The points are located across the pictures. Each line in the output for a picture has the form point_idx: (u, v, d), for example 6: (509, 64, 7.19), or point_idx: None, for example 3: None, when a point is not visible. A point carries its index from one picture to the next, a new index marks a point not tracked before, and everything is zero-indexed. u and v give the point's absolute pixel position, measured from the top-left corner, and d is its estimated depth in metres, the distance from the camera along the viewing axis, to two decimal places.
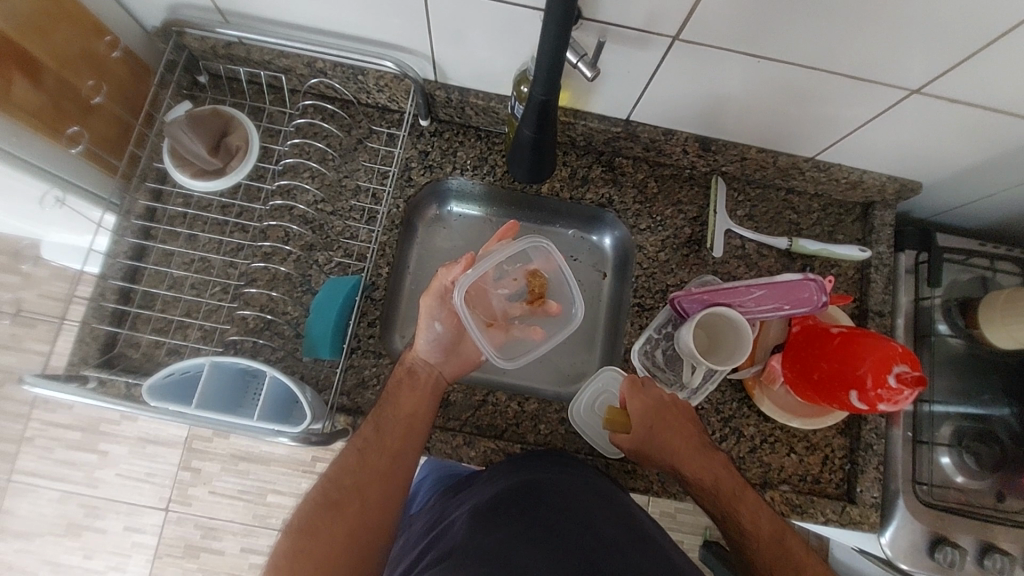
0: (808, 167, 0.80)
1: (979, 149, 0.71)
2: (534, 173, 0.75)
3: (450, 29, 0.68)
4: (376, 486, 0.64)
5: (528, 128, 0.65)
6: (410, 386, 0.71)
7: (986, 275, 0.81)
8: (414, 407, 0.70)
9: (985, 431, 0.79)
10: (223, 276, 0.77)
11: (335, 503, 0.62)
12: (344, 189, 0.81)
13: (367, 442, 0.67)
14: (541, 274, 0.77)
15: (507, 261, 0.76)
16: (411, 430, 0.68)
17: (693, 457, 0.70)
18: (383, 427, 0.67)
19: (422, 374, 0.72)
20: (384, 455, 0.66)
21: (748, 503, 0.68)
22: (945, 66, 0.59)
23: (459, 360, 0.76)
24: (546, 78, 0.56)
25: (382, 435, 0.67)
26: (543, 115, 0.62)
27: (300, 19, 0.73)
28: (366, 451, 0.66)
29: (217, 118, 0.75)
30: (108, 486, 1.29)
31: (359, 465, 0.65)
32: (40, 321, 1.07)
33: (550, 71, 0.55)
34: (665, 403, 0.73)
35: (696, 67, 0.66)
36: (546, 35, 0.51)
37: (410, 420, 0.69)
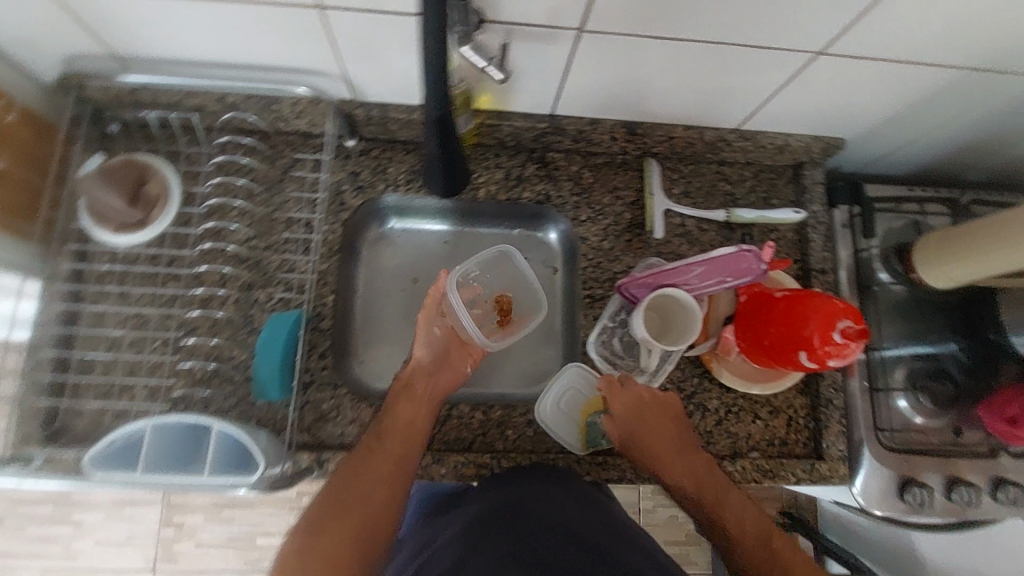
0: (734, 139, 0.81)
1: (891, 100, 0.72)
2: (449, 186, 0.73)
3: (358, 48, 0.66)
4: (381, 490, 0.61)
5: (432, 141, 0.62)
6: (411, 393, 0.69)
7: (917, 220, 0.84)
8: (413, 419, 0.67)
9: (936, 369, 0.82)
10: (162, 329, 0.74)
11: (337, 510, 0.59)
12: (276, 222, 0.79)
13: (370, 445, 0.64)
14: (507, 296, 0.84)
15: (483, 279, 0.83)
16: (415, 435, 0.66)
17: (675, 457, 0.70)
18: (385, 432, 0.65)
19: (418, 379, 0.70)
20: (389, 456, 0.63)
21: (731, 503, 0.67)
22: (845, 24, 0.60)
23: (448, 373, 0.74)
24: (436, 95, 0.53)
25: (386, 438, 0.65)
26: (444, 132, 0.61)
27: (202, 55, 0.70)
28: (370, 453, 0.63)
29: (131, 168, 0.73)
30: (88, 557, 1.25)
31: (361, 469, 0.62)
32: None
33: (441, 89, 0.52)
34: (646, 401, 0.72)
35: (608, 55, 0.66)
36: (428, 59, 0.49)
37: (412, 425, 0.67)
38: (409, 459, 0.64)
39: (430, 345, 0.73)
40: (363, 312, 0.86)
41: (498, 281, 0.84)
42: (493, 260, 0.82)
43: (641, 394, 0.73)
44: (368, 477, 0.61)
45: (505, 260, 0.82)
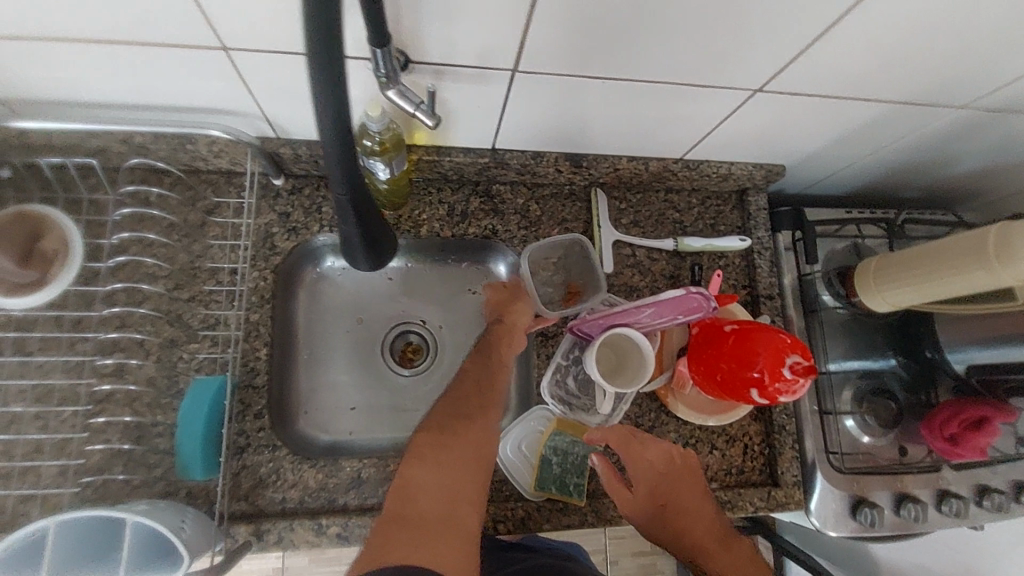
0: (678, 168, 0.80)
1: (829, 130, 0.73)
2: (378, 260, 0.67)
3: (276, 89, 0.61)
4: (468, 461, 0.60)
5: (349, 223, 0.58)
6: (483, 376, 0.70)
7: (858, 242, 0.85)
8: (506, 355, 0.73)
9: (880, 386, 0.83)
10: (70, 399, 0.67)
11: (434, 474, 0.58)
12: (199, 272, 0.73)
13: (456, 419, 0.63)
14: (576, 283, 0.81)
15: (557, 263, 0.81)
16: (495, 411, 0.68)
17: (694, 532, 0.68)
18: (469, 412, 0.65)
19: (496, 347, 0.73)
20: (477, 429, 0.64)
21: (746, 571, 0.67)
22: (782, 64, 0.59)
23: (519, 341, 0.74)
24: (343, 164, 0.47)
25: (473, 416, 0.65)
26: (359, 211, 0.56)
27: (97, 98, 0.63)
28: (462, 424, 0.63)
29: (26, 223, 0.65)
30: None
31: (448, 442, 0.61)
32: None
33: (346, 166, 0.48)
34: (674, 465, 0.71)
35: (545, 95, 0.63)
36: (325, 132, 0.43)
37: (494, 409, 0.68)
38: (492, 440, 0.64)
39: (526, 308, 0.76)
40: (303, 361, 0.80)
41: (574, 267, 0.81)
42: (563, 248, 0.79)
43: (662, 460, 0.71)
44: (460, 448, 0.61)
45: (575, 246, 0.79)
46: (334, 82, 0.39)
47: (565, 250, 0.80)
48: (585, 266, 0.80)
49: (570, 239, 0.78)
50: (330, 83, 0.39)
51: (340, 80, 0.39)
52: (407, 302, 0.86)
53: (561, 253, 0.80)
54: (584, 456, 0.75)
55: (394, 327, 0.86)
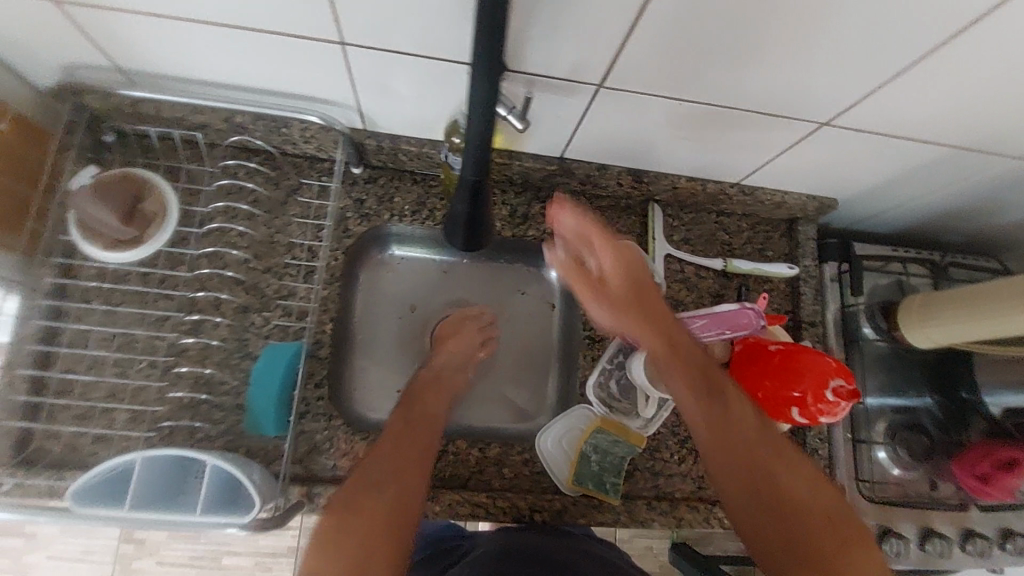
0: (735, 193, 0.84)
1: (886, 168, 0.76)
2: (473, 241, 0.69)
3: (376, 84, 0.65)
4: (381, 526, 0.61)
5: (461, 202, 0.62)
6: (404, 436, 0.67)
7: (901, 279, 0.87)
8: (434, 407, 0.72)
9: (913, 421, 0.84)
10: (149, 350, 0.72)
11: (342, 538, 0.59)
12: (277, 245, 0.77)
13: (368, 486, 0.62)
14: None
15: None
16: (422, 463, 0.67)
17: (717, 417, 0.63)
18: (388, 474, 0.64)
19: (420, 406, 0.72)
20: (394, 490, 0.63)
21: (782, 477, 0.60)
22: (853, 99, 0.63)
23: (452, 385, 0.77)
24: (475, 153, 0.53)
25: (389, 479, 0.63)
26: (476, 194, 0.60)
27: (211, 77, 0.68)
28: (382, 482, 0.63)
29: (128, 184, 0.70)
30: (41, 571, 1.25)
31: (361, 504, 0.61)
32: None
33: (483, 152, 0.53)
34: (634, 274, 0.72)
35: (622, 111, 0.68)
36: (475, 122, 0.49)
37: (421, 461, 0.67)
38: (412, 496, 0.64)
39: (461, 348, 0.80)
40: (357, 340, 0.85)
41: None
42: None
43: (680, 329, 0.68)
44: (371, 510, 0.61)
45: None
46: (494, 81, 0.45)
47: None
48: None
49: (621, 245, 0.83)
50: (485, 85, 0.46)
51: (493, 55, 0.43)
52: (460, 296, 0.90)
53: None
54: (623, 457, 0.78)
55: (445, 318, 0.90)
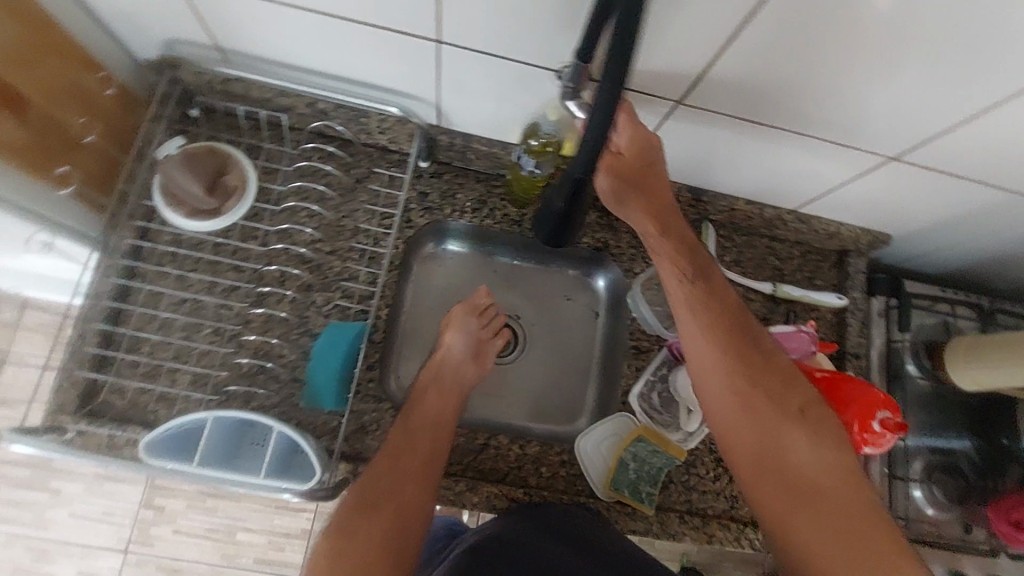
0: (791, 220, 0.86)
1: (947, 209, 0.77)
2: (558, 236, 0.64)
3: (464, 84, 0.69)
4: (390, 532, 0.62)
5: (558, 199, 0.59)
6: (398, 460, 0.66)
7: (948, 320, 0.88)
8: (440, 409, 0.72)
9: (953, 463, 0.84)
10: (216, 317, 0.74)
11: (349, 545, 0.60)
12: (343, 229, 0.80)
13: (364, 510, 0.62)
14: None
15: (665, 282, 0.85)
16: (430, 466, 0.67)
17: (743, 376, 0.64)
18: (383, 497, 0.63)
19: (420, 427, 0.69)
20: (402, 499, 0.64)
21: (801, 443, 0.62)
22: (925, 137, 0.65)
23: (455, 378, 0.76)
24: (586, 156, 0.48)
25: (385, 505, 0.63)
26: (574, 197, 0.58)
27: (305, 63, 0.71)
28: (389, 490, 0.64)
29: (213, 157, 0.73)
30: (59, 528, 1.16)
31: (370, 511, 0.62)
32: (36, 332, 1.09)
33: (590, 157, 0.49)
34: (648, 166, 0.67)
35: (695, 130, 0.72)
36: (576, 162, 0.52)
37: (430, 465, 0.67)
38: (421, 500, 0.65)
39: (459, 340, 0.78)
40: (409, 329, 0.87)
41: None
42: None
43: (700, 259, 0.69)
44: (378, 518, 0.62)
45: None
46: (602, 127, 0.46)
47: None
48: None
49: None
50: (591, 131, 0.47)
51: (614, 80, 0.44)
52: (510, 295, 0.90)
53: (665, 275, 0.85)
54: (659, 468, 0.79)
55: None
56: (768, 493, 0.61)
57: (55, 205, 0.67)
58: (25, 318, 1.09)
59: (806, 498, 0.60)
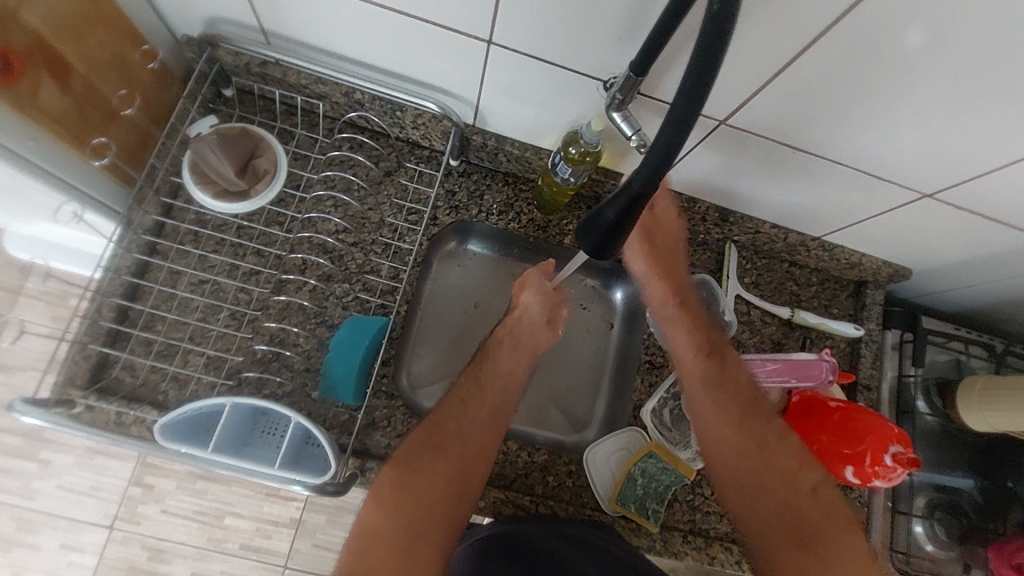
0: (814, 246, 0.86)
1: (972, 249, 0.78)
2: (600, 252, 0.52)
3: (505, 86, 0.69)
4: (457, 473, 0.65)
5: (615, 207, 0.49)
6: (461, 416, 0.67)
7: (960, 358, 0.89)
8: (513, 366, 0.74)
9: (955, 501, 0.85)
10: (234, 301, 0.74)
11: (417, 483, 0.63)
12: (368, 221, 0.79)
13: (427, 454, 0.65)
14: None
15: None
16: (495, 416, 0.69)
17: (745, 437, 0.70)
18: (450, 441, 0.66)
19: (489, 386, 0.71)
20: (468, 444, 0.66)
21: (804, 498, 0.66)
22: (961, 178, 0.66)
23: (530, 340, 0.75)
24: (655, 162, 0.44)
25: (445, 456, 0.65)
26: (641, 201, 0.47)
27: (347, 53, 0.70)
28: (455, 435, 0.66)
29: (245, 139, 0.73)
30: (47, 499, 1.14)
31: (439, 450, 0.65)
32: (42, 301, 1.08)
33: (662, 163, 0.44)
34: (662, 230, 0.76)
35: (734, 150, 0.72)
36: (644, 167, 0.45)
37: (499, 413, 0.70)
38: (486, 448, 0.67)
39: (537, 302, 0.76)
40: (423, 325, 0.84)
41: None
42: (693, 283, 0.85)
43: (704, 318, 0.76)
44: (442, 467, 0.64)
45: (700, 286, 0.85)
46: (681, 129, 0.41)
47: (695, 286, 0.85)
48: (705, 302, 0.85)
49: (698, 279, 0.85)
50: (668, 130, 0.42)
51: (698, 88, 0.40)
52: None
53: None
54: (667, 486, 0.79)
55: None
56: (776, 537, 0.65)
57: (89, 176, 0.67)
58: (29, 285, 1.09)
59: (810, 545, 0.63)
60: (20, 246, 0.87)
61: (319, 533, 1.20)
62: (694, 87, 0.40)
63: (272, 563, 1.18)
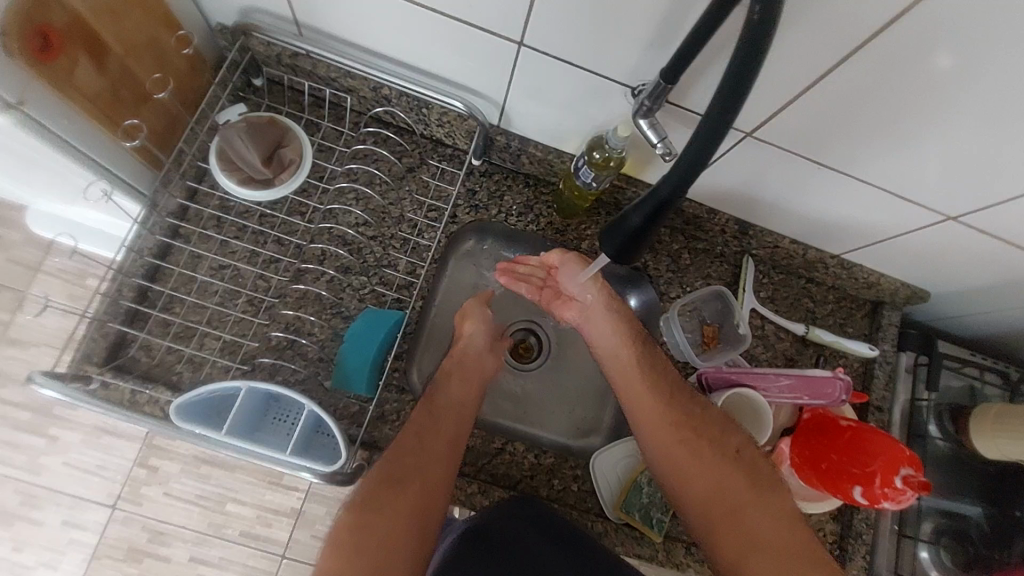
0: (832, 264, 0.86)
1: (992, 275, 0.77)
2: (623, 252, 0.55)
3: (532, 88, 0.69)
4: (419, 500, 0.65)
5: (640, 213, 0.51)
6: (424, 438, 0.68)
7: (975, 384, 0.88)
8: (466, 395, 0.74)
9: (964, 529, 0.84)
10: (252, 288, 0.74)
11: (377, 515, 0.64)
12: (388, 216, 0.80)
13: (389, 484, 0.65)
14: (713, 326, 0.84)
15: (699, 307, 0.85)
16: (456, 443, 0.70)
17: (693, 449, 0.70)
18: (409, 469, 0.66)
19: (444, 402, 0.72)
20: (428, 471, 0.67)
21: (756, 504, 0.67)
22: (987, 203, 0.65)
23: (478, 368, 0.76)
24: (685, 169, 0.45)
25: (412, 472, 0.66)
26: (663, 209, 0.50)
27: (378, 47, 0.71)
28: (412, 464, 0.66)
29: (273, 128, 0.73)
30: (53, 475, 1.15)
31: (395, 481, 0.65)
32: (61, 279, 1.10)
33: (691, 171, 0.45)
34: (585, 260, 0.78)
35: (755, 163, 0.72)
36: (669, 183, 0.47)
37: (457, 438, 0.70)
38: (446, 471, 0.68)
39: (480, 332, 0.77)
40: (435, 322, 0.84)
41: (708, 314, 0.85)
42: (707, 295, 0.84)
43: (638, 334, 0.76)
44: (401, 492, 0.65)
45: (717, 296, 0.84)
46: (711, 140, 0.43)
47: (710, 297, 0.84)
48: (722, 314, 0.84)
49: (713, 289, 0.83)
50: (699, 142, 0.43)
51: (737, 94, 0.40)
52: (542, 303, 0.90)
53: (698, 301, 0.84)
54: None
55: (519, 320, 0.90)
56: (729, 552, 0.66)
57: (120, 158, 0.68)
58: (49, 262, 1.10)
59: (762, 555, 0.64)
60: (47, 224, 0.88)
61: (318, 524, 1.20)
62: (731, 96, 0.40)
63: (269, 552, 1.19)
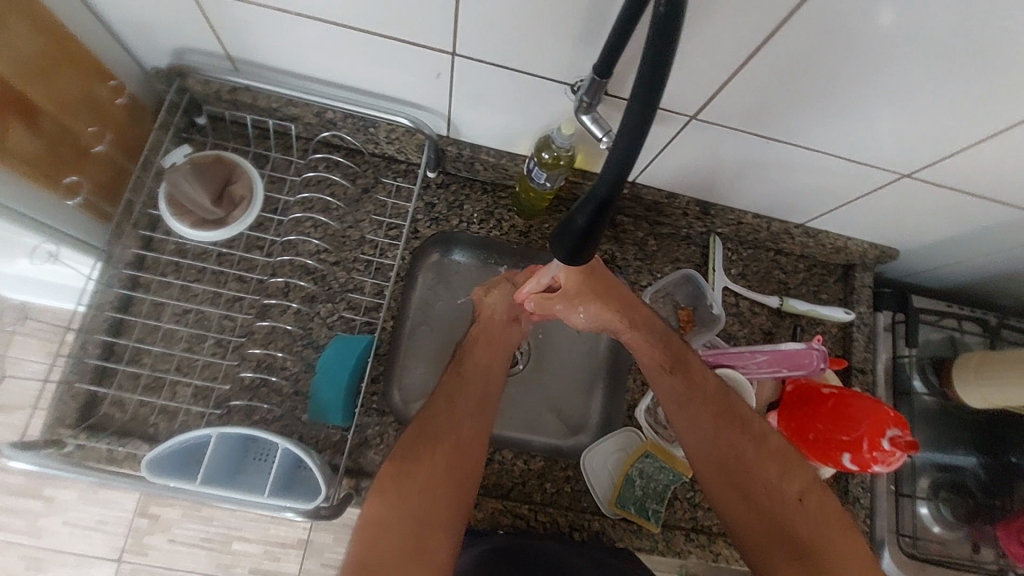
0: (797, 233, 0.86)
1: (955, 226, 0.77)
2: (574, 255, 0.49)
3: (475, 95, 0.69)
4: (454, 468, 0.65)
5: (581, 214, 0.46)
6: (446, 413, 0.68)
7: (954, 335, 0.88)
8: (491, 359, 0.74)
9: (959, 480, 0.84)
10: (219, 329, 0.74)
11: (413, 483, 0.63)
12: (348, 239, 0.79)
13: (424, 447, 0.65)
14: (688, 310, 0.85)
15: (672, 292, 0.85)
16: (484, 411, 0.70)
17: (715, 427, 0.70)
18: (441, 434, 0.66)
19: (464, 392, 0.70)
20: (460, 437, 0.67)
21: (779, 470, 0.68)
22: (940, 156, 0.66)
23: (503, 339, 0.75)
24: (619, 161, 0.42)
25: (441, 439, 0.66)
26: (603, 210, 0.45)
27: (316, 73, 0.70)
28: (441, 434, 0.66)
29: (220, 165, 0.73)
30: (53, 536, 1.14)
31: (428, 449, 0.65)
32: None
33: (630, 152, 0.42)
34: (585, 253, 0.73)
35: (708, 143, 0.72)
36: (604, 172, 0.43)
37: (487, 404, 0.71)
38: (477, 439, 0.68)
39: (501, 302, 0.76)
40: (410, 341, 0.83)
41: (682, 298, 0.85)
42: (677, 279, 0.84)
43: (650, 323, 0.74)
44: (433, 465, 0.64)
45: (688, 279, 0.84)
46: (637, 134, 0.40)
47: (681, 281, 0.84)
48: (695, 296, 0.84)
49: (681, 273, 0.83)
50: (627, 138, 0.41)
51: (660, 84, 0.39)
52: None
53: (671, 286, 0.85)
54: (665, 484, 0.78)
55: None
56: (766, 539, 0.66)
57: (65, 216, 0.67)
58: None
59: (807, 547, 0.64)
60: (9, 287, 0.87)
61: (327, 552, 1.19)
62: (655, 87, 0.39)
63: None
